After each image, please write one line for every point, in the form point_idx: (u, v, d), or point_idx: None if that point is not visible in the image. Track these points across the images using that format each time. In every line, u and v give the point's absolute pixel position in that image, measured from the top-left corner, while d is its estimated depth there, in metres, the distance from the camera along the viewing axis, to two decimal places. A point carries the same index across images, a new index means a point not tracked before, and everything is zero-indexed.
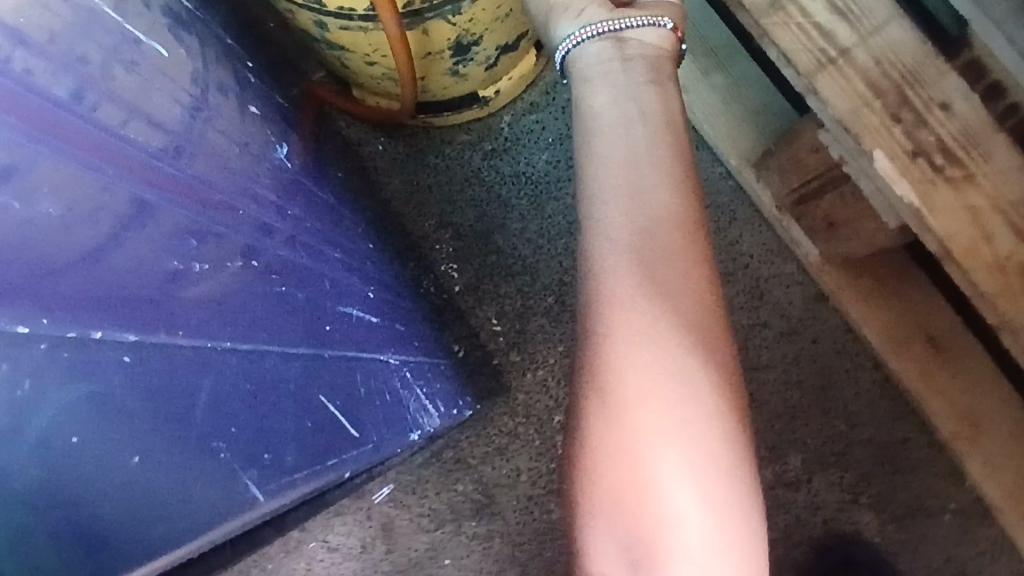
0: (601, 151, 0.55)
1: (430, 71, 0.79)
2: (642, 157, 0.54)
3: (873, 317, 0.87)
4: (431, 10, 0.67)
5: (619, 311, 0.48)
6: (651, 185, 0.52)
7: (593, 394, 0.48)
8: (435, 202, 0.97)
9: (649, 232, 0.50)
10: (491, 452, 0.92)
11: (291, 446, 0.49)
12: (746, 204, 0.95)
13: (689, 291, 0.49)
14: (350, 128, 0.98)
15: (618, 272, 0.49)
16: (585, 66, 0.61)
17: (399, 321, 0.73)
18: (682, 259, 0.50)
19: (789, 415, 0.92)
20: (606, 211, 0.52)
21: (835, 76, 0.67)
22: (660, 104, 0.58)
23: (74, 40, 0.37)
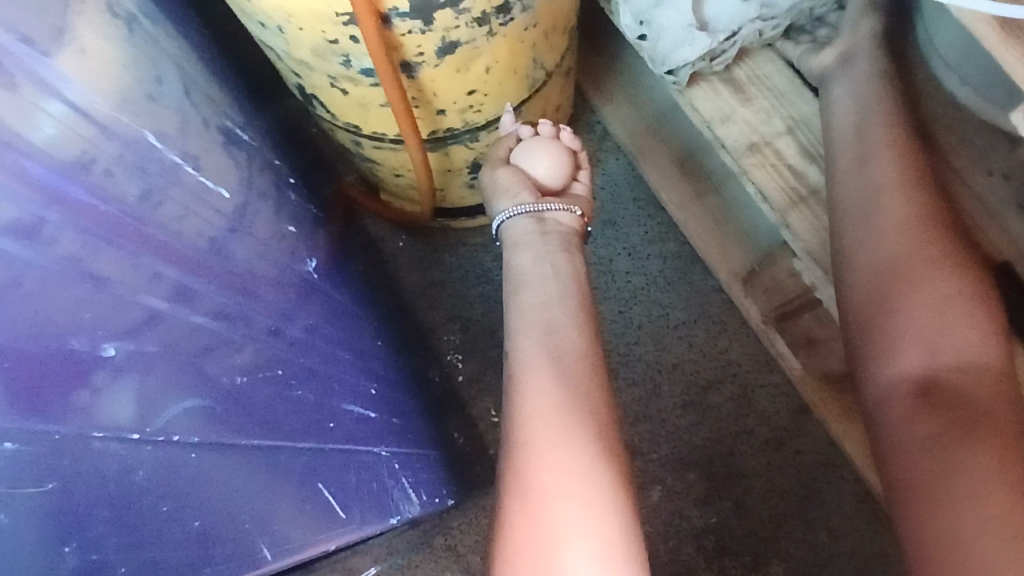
0: (525, 302, 0.67)
1: (449, 184, 0.89)
2: (556, 300, 0.67)
3: (855, 433, 0.90)
4: (452, 137, 0.78)
5: (537, 424, 0.60)
6: (562, 324, 0.65)
7: (516, 490, 0.58)
8: (448, 296, 1.05)
9: (563, 367, 0.63)
10: (481, 541, 0.95)
11: (283, 526, 0.67)
12: (737, 315, 1.02)
13: (592, 408, 0.62)
14: (376, 225, 1.08)
15: (537, 388, 0.62)
16: (516, 230, 0.70)
17: (399, 416, 0.82)
18: (586, 383, 0.63)
19: (772, 522, 0.94)
20: (525, 344, 0.65)
21: (805, 212, 0.76)
22: (573, 266, 0.69)
23: (121, 185, 0.49)
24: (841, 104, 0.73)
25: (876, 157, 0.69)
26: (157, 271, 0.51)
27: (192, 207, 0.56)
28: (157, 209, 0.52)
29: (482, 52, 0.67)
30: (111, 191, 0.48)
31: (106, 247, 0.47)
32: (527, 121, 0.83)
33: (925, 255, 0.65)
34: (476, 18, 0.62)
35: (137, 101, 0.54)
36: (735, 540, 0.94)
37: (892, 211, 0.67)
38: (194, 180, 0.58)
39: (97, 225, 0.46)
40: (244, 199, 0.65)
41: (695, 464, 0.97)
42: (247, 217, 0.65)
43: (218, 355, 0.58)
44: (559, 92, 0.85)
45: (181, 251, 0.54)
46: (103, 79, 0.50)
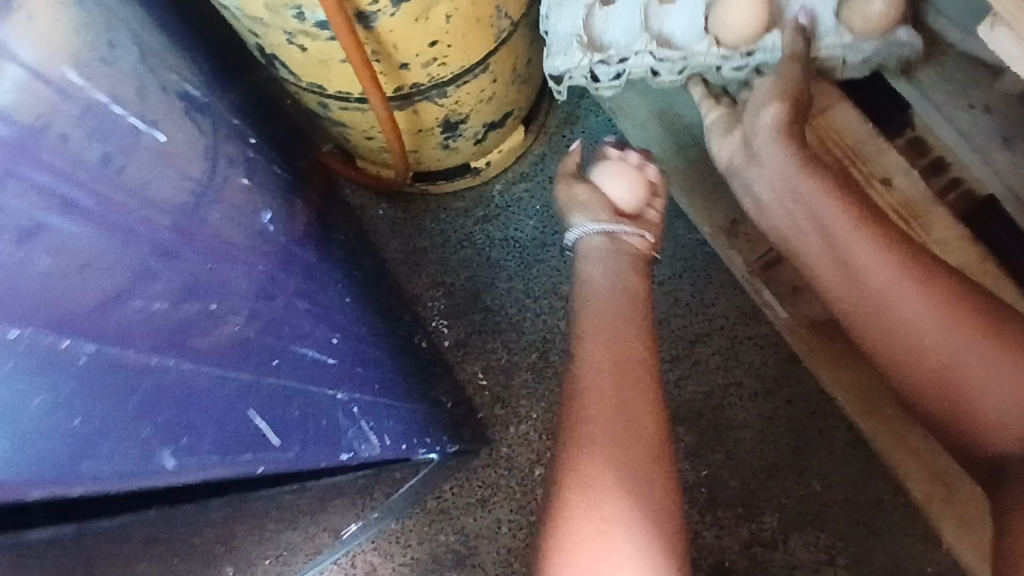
0: (592, 308, 0.74)
1: (422, 145, 0.88)
2: (625, 313, 0.73)
3: (844, 380, 0.90)
4: (419, 94, 0.76)
5: (600, 419, 0.66)
6: (625, 333, 0.72)
7: (575, 475, 0.63)
8: (431, 263, 1.04)
9: (624, 370, 0.69)
10: (473, 503, 0.95)
11: (212, 434, 0.53)
12: (722, 268, 1.00)
13: (650, 412, 0.67)
14: (355, 194, 1.07)
15: (598, 384, 0.68)
16: (588, 246, 0.79)
17: (370, 371, 0.79)
18: (646, 389, 0.68)
19: (765, 473, 0.94)
20: (589, 344, 0.71)
21: None
22: (635, 278, 0.77)
23: (79, 148, 0.47)
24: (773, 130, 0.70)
25: (819, 205, 0.67)
26: (128, 238, 0.49)
27: (161, 172, 0.55)
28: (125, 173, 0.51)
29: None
30: (67, 156, 0.45)
31: (73, 211, 0.45)
32: (497, 76, 0.81)
33: (936, 312, 0.62)
34: None
35: (91, 65, 0.51)
36: (727, 492, 0.94)
37: (882, 269, 0.64)
38: (154, 141, 0.56)
39: (63, 188, 0.44)
40: (211, 165, 0.63)
41: (685, 419, 0.96)
42: (214, 182, 0.63)
43: (201, 331, 0.55)
44: (529, 43, 0.83)
45: (151, 218, 0.52)
46: (51, 36, 0.47)
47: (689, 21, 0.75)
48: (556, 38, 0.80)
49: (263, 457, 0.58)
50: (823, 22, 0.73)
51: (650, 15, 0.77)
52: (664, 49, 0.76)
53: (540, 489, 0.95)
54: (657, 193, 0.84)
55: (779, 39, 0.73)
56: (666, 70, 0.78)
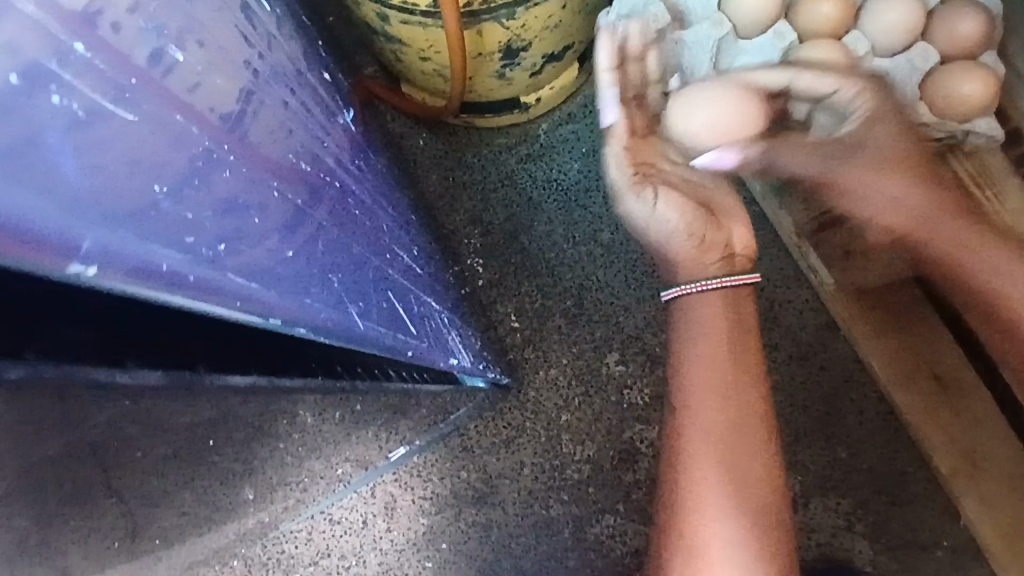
0: (692, 361, 0.65)
1: (478, 71, 0.84)
2: (730, 334, 0.65)
3: (882, 350, 0.89)
4: (487, 12, 0.73)
5: (701, 457, 0.63)
6: (733, 361, 0.65)
7: (681, 511, 0.62)
8: (470, 198, 1.01)
9: (733, 431, 0.63)
10: (496, 443, 0.95)
11: (375, 309, 0.67)
12: (768, 230, 0.98)
13: (759, 453, 0.63)
14: (394, 121, 1.03)
15: (705, 420, 0.64)
16: (688, 303, 0.66)
17: (417, 296, 0.79)
18: (755, 428, 0.64)
19: (791, 436, 0.94)
20: (693, 370, 0.65)
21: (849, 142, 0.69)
22: (738, 315, 0.66)
23: (129, 42, 0.40)
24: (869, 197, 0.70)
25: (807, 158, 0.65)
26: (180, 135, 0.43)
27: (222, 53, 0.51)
28: (178, 73, 0.44)
29: None
30: (122, 47, 0.39)
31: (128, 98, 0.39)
32: (567, 2, 0.77)
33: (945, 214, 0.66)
34: None
35: None
36: None
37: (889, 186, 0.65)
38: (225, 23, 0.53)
39: (125, 78, 0.39)
40: (270, 62, 0.60)
41: None
42: (273, 79, 0.59)
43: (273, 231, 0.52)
44: None
45: (205, 116, 0.46)
46: None
47: (763, 67, 0.64)
48: None
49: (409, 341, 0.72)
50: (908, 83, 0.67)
51: (724, 49, 0.65)
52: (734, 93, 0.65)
53: (566, 435, 0.94)
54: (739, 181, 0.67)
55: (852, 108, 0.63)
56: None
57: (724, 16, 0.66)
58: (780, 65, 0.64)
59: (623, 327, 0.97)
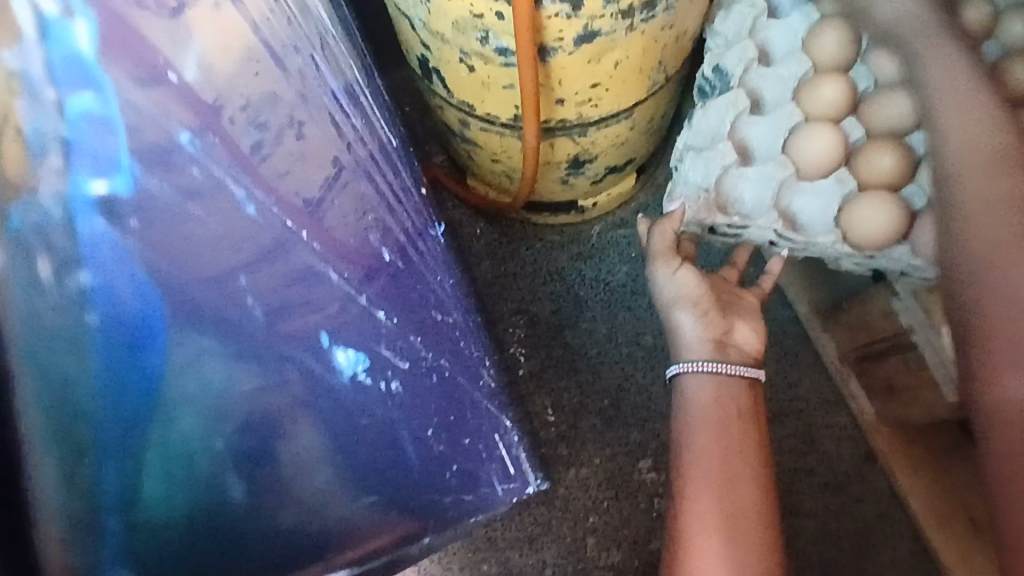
0: (693, 449, 0.64)
1: (543, 176, 0.88)
2: (731, 415, 0.65)
3: (921, 489, 0.89)
4: (562, 129, 0.78)
5: (703, 544, 0.61)
6: (734, 442, 0.64)
7: None
8: (519, 289, 1.05)
9: (735, 524, 0.61)
10: (521, 538, 0.94)
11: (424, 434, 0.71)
12: (810, 351, 0.99)
13: (760, 541, 0.61)
14: (455, 209, 1.08)
15: (705, 502, 0.62)
16: (689, 389, 0.66)
17: None
18: (754, 515, 0.62)
19: (823, 567, 0.92)
20: (697, 448, 0.64)
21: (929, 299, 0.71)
22: (739, 398, 0.66)
23: (240, 134, 0.58)
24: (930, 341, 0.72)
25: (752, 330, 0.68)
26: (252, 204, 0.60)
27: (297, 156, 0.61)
28: (278, 155, 0.60)
29: (618, 45, 0.66)
30: (232, 138, 0.58)
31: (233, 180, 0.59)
32: (636, 124, 0.82)
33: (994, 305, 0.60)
34: (621, 10, 0.62)
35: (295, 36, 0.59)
36: None
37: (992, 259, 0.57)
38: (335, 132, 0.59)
39: (231, 159, 0.58)
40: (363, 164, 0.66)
41: None
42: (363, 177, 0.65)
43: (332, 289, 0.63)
44: (670, 100, 0.84)
45: (289, 201, 0.61)
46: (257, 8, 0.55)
47: (824, 207, 0.66)
48: (681, 183, 0.72)
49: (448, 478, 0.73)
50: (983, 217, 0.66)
51: (784, 190, 0.68)
52: (791, 233, 0.67)
53: (591, 538, 0.94)
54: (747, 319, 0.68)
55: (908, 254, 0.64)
56: (784, 248, 0.69)
57: (787, 158, 0.68)
58: (840, 209, 0.66)
59: (658, 434, 0.97)
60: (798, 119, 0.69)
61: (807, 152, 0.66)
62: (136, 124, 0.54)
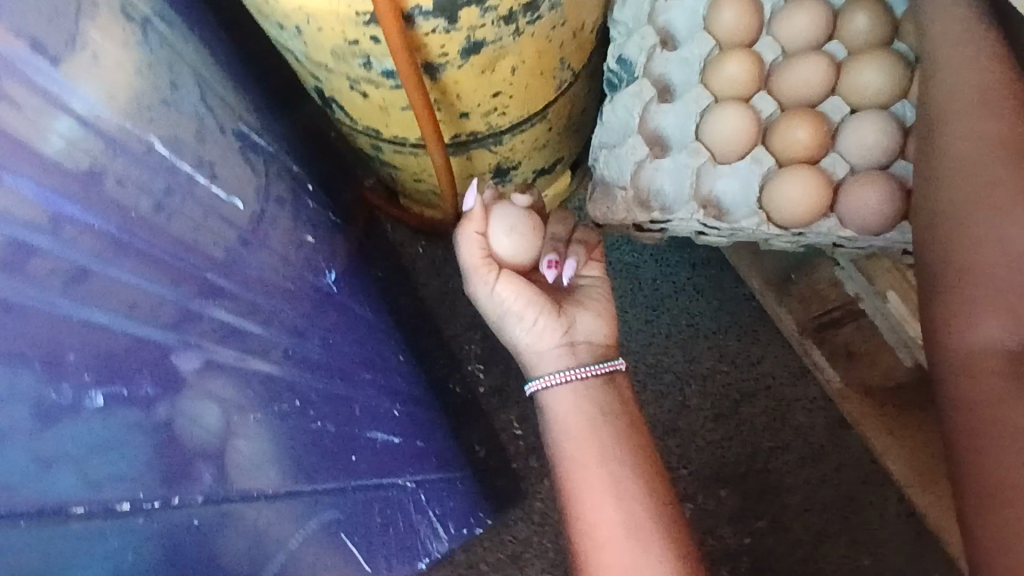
0: (569, 460, 0.58)
1: (470, 189, 0.85)
2: (601, 417, 0.60)
3: (901, 452, 0.86)
4: (475, 141, 0.74)
5: (611, 567, 0.54)
6: (614, 445, 0.59)
7: None
8: (469, 304, 1.02)
9: (634, 523, 0.55)
10: (504, 559, 0.92)
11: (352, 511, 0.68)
12: (771, 326, 0.97)
13: (669, 542, 0.55)
14: (394, 231, 1.05)
15: (601, 521, 0.56)
16: (553, 407, 0.60)
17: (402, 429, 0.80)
18: (654, 516, 0.56)
19: (810, 543, 0.90)
20: (576, 465, 0.58)
21: (880, 264, 0.68)
22: (610, 395, 0.61)
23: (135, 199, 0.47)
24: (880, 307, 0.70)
25: (595, 319, 0.63)
26: (175, 285, 0.49)
27: (197, 224, 0.54)
28: (179, 218, 0.52)
29: (509, 51, 0.63)
30: (123, 200, 0.46)
31: (110, 267, 0.43)
32: (553, 123, 0.79)
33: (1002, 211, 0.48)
34: (502, 15, 0.58)
35: (153, 109, 0.52)
36: (772, 560, 0.90)
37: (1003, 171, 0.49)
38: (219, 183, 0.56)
39: (125, 235, 0.45)
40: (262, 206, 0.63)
41: (728, 482, 0.92)
42: None
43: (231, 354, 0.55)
44: (586, 94, 0.81)
45: (196, 264, 0.53)
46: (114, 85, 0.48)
47: (744, 189, 0.64)
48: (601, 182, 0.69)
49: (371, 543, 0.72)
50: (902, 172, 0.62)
51: (703, 175, 0.65)
52: (714, 220, 0.65)
53: None
54: (591, 308, 0.63)
55: (835, 226, 0.62)
56: (713, 235, 0.66)
57: (700, 143, 0.66)
58: (761, 188, 0.64)
59: None
60: (708, 101, 0.66)
61: (715, 130, 0.64)
62: (4, 209, 0.35)
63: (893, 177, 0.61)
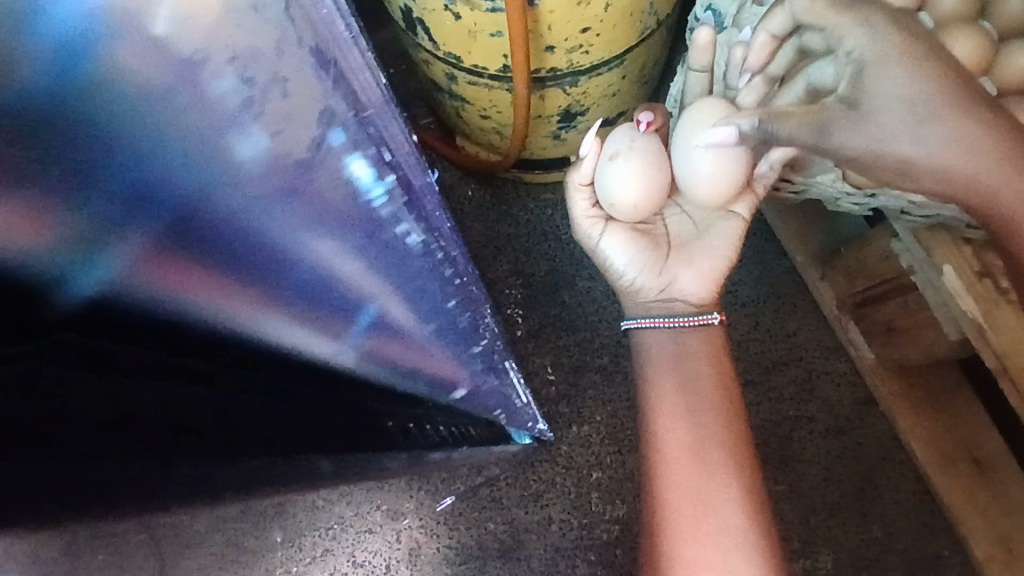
0: (652, 386, 0.64)
1: (534, 132, 0.86)
2: (686, 359, 0.64)
3: (922, 432, 0.90)
4: (552, 79, 0.76)
5: (679, 489, 0.61)
6: (697, 385, 0.63)
7: (663, 547, 0.60)
8: (513, 251, 1.03)
9: (701, 450, 0.61)
10: (526, 496, 0.94)
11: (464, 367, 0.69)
12: (808, 299, 0.99)
13: (737, 475, 0.61)
14: (446, 171, 1.06)
15: (674, 449, 0.62)
16: (645, 342, 0.65)
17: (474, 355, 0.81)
18: (725, 451, 0.61)
19: (826, 511, 0.92)
20: (659, 400, 0.63)
21: (941, 236, 0.70)
22: (701, 341, 0.64)
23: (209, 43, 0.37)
24: (930, 278, 0.72)
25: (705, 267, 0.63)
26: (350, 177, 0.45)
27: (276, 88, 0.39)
28: (282, 110, 0.41)
29: None
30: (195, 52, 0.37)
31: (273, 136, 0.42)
32: (627, 73, 0.80)
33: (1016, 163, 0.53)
34: None
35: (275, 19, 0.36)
36: (786, 524, 0.92)
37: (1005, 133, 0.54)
38: None
39: (223, 118, 0.41)
40: None
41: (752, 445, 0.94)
42: None
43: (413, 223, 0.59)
44: (662, 48, 0.81)
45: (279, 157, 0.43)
46: None
47: None
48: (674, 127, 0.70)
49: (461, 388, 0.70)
50: None
51: None
52: (789, 172, 0.66)
53: (596, 492, 0.94)
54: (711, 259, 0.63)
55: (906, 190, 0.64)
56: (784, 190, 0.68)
57: None
58: None
59: None
60: None
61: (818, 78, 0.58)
62: (143, 48, 0.37)
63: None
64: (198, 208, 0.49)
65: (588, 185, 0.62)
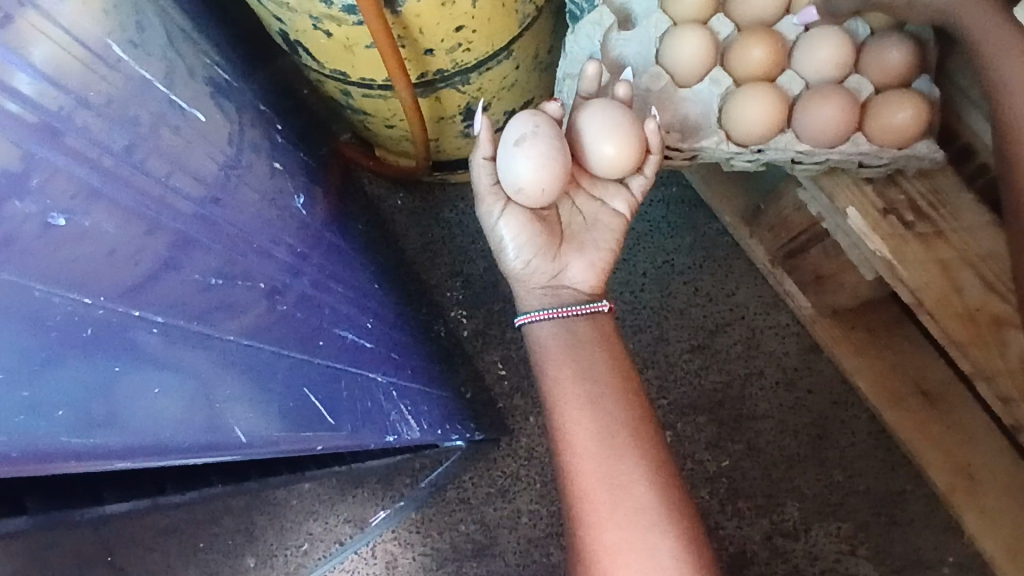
0: (551, 381, 0.63)
1: (442, 134, 0.86)
2: (580, 345, 0.64)
3: (867, 372, 0.90)
4: (442, 80, 0.76)
5: (591, 476, 0.60)
6: (595, 369, 0.63)
7: (583, 536, 0.60)
8: (448, 253, 1.04)
9: (609, 436, 0.61)
10: (493, 493, 0.95)
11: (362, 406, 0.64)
12: (744, 258, 0.99)
13: (643, 451, 0.61)
14: (372, 183, 1.06)
15: (581, 436, 0.61)
16: (539, 336, 0.64)
17: (413, 363, 0.81)
18: (628, 430, 0.61)
19: (786, 463, 0.94)
20: (559, 390, 0.63)
21: (841, 179, 0.70)
22: (593, 327, 0.65)
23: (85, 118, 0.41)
24: (836, 223, 0.73)
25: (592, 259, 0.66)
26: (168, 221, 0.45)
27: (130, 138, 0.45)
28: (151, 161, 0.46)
29: None
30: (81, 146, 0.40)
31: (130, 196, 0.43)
32: (520, 62, 0.79)
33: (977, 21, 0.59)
34: None
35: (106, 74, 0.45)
36: (749, 482, 0.93)
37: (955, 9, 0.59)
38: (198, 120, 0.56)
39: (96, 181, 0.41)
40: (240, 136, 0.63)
41: (705, 409, 0.96)
42: (245, 155, 0.62)
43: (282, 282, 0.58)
44: (551, 31, 0.81)
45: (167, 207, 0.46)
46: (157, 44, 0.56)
47: (704, 110, 0.66)
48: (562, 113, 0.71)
49: (320, 435, 0.56)
50: (860, 86, 0.65)
51: (665, 100, 0.67)
52: (677, 141, 0.66)
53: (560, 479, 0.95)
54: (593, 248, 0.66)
55: (793, 141, 0.65)
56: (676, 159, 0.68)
57: (660, 67, 0.67)
58: (720, 109, 0.66)
59: None
60: (667, 26, 0.68)
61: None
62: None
63: (847, 91, 0.63)
64: (70, 407, 0.36)
65: (491, 158, 0.65)
